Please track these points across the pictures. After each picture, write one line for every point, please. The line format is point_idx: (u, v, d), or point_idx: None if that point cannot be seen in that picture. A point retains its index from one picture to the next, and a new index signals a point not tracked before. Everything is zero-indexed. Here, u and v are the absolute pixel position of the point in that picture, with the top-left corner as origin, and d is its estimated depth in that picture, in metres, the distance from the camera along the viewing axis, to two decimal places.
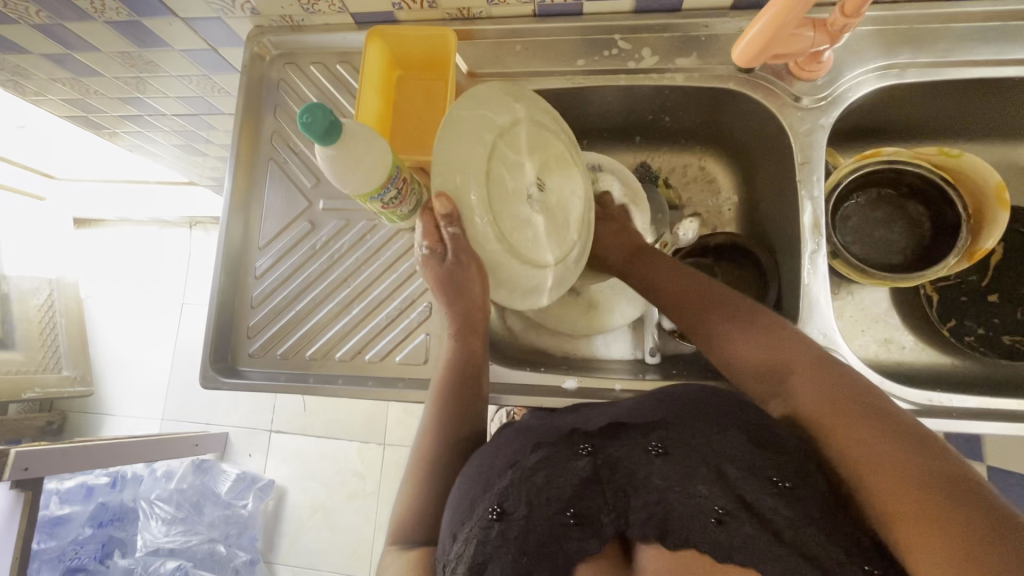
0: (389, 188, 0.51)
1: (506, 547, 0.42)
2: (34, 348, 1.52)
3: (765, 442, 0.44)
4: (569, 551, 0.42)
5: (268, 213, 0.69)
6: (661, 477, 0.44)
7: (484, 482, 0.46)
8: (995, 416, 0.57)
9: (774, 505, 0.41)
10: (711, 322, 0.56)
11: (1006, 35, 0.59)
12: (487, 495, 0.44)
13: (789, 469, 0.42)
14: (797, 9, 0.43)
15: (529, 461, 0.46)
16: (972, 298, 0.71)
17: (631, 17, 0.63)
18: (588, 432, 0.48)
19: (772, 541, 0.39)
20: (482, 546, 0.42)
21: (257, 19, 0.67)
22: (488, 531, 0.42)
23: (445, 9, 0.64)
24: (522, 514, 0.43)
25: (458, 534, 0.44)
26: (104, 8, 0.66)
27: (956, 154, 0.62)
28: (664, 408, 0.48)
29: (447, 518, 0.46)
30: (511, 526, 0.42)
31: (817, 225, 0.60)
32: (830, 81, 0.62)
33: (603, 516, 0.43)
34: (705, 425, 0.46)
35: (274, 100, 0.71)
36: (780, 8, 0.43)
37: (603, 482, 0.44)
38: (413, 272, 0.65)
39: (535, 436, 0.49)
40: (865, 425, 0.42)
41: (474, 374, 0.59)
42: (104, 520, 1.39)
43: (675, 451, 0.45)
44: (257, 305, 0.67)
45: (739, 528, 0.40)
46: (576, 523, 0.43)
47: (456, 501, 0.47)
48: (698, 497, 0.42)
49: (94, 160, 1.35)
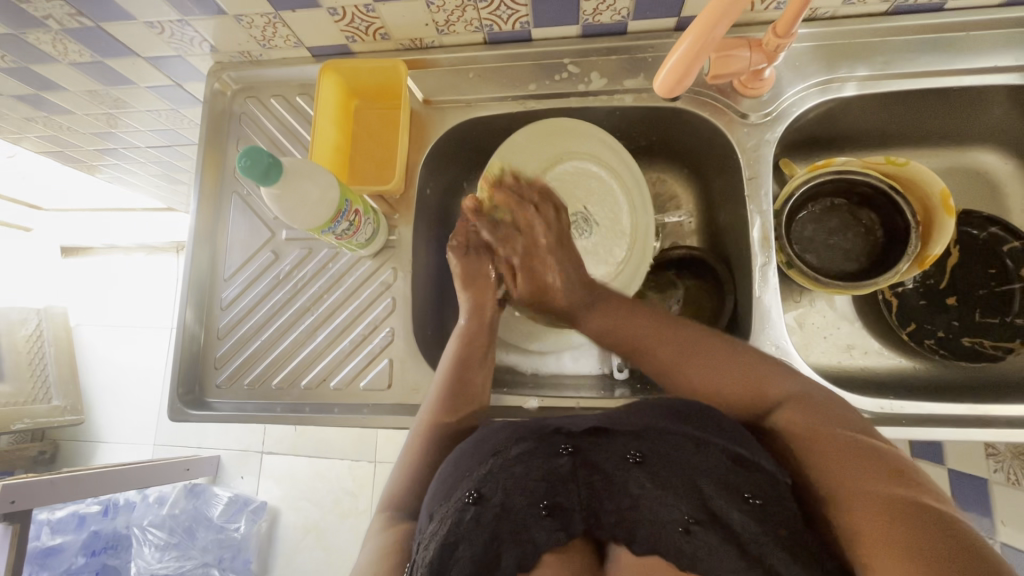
0: (340, 221, 0.55)
1: (480, 534, 0.43)
2: (24, 378, 1.53)
3: (743, 461, 0.44)
4: (537, 540, 0.43)
5: (232, 244, 0.70)
6: (634, 482, 0.45)
7: (465, 470, 0.48)
8: (950, 421, 0.58)
9: (742, 521, 0.41)
10: (660, 357, 0.55)
11: (942, 46, 0.61)
12: (465, 482, 0.46)
13: (762, 487, 0.43)
14: (719, 28, 0.43)
15: (512, 453, 0.47)
16: (930, 302, 0.71)
17: (579, 42, 0.64)
18: (571, 431, 0.49)
19: (736, 556, 0.40)
20: (455, 527, 0.43)
21: (216, 55, 0.69)
22: (463, 513, 0.44)
23: (398, 41, 0.65)
24: (498, 501, 0.45)
25: (435, 515, 0.46)
26: (67, 51, 0.68)
27: (901, 162, 0.64)
28: (646, 416, 0.49)
29: (428, 501, 0.49)
30: (487, 510, 0.44)
31: (766, 239, 0.62)
32: (774, 97, 0.63)
33: (576, 512, 0.45)
34: (683, 435, 0.46)
35: (236, 132, 0.72)
36: (702, 27, 0.42)
37: (577, 481, 0.46)
38: (375, 297, 0.66)
39: (523, 429, 0.50)
40: (839, 450, 0.41)
41: (479, 374, 0.62)
42: (97, 549, 1.40)
43: (655, 460, 0.46)
44: (222, 336, 0.68)
45: (704, 537, 0.41)
46: (547, 514, 0.44)
47: (437, 488, 0.49)
48: (669, 507, 0.43)
49: (76, 191, 1.37)
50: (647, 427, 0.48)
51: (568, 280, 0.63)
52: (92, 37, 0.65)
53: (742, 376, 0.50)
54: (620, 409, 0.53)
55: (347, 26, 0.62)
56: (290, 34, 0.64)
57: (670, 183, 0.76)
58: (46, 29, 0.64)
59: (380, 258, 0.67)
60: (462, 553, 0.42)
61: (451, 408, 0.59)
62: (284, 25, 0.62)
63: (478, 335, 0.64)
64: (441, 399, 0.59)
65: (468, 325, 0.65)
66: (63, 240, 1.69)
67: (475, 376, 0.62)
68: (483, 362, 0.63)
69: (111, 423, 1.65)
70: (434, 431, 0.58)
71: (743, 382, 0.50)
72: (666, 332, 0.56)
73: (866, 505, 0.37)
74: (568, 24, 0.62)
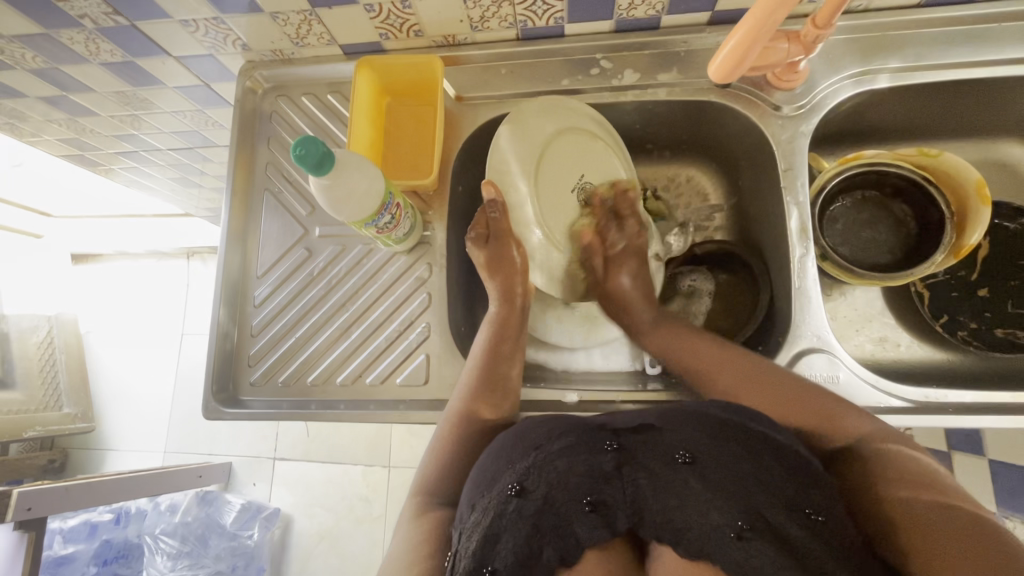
0: (384, 214, 0.55)
1: (522, 527, 0.44)
2: (34, 386, 1.51)
3: (798, 471, 0.44)
4: (579, 536, 0.44)
5: (265, 241, 0.70)
6: (684, 482, 0.44)
7: (506, 461, 0.48)
8: (997, 409, 0.57)
9: (801, 536, 0.40)
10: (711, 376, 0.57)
11: (974, 37, 0.61)
12: (508, 473, 0.47)
13: (817, 500, 0.42)
14: (772, 22, 0.44)
15: (554, 448, 0.47)
16: (964, 293, 0.71)
17: (612, 37, 0.65)
18: (618, 428, 0.49)
19: (791, 566, 0.39)
20: (498, 519, 0.44)
21: (248, 54, 0.69)
22: (505, 506, 0.45)
23: (431, 37, 0.65)
24: (541, 494, 0.45)
25: (476, 505, 0.46)
26: (98, 50, 0.68)
27: (934, 154, 0.63)
28: (691, 419, 0.47)
29: (467, 490, 0.49)
30: (528, 504, 0.45)
31: (804, 229, 0.62)
32: (808, 89, 0.64)
33: (620, 510, 0.45)
34: (734, 438, 0.45)
35: (267, 131, 0.73)
36: (756, 22, 0.44)
37: (622, 479, 0.46)
38: (410, 293, 0.66)
39: (566, 424, 0.50)
40: (896, 471, 0.44)
41: (512, 363, 0.61)
42: (108, 558, 1.39)
43: (705, 461, 0.45)
44: (256, 334, 0.68)
45: (758, 546, 0.40)
46: (591, 510, 0.45)
47: (476, 477, 0.49)
48: (718, 511, 0.42)
49: (90, 196, 1.37)
50: (696, 426, 0.47)
51: (638, 285, 0.68)
52: (125, 36, 0.65)
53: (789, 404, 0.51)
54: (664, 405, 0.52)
55: (381, 23, 0.62)
56: (324, 31, 0.64)
57: (698, 179, 0.77)
58: (79, 28, 0.64)
59: (414, 254, 0.67)
60: (504, 545, 0.44)
61: (488, 400, 0.59)
62: (319, 22, 0.63)
63: (506, 336, 0.63)
64: (471, 388, 0.58)
65: (499, 312, 0.64)
66: (74, 246, 1.69)
67: (509, 371, 0.60)
68: (511, 357, 0.62)
69: (121, 430, 1.64)
70: (462, 417, 0.58)
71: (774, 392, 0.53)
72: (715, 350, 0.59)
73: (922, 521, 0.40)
74: (602, 19, 0.62)
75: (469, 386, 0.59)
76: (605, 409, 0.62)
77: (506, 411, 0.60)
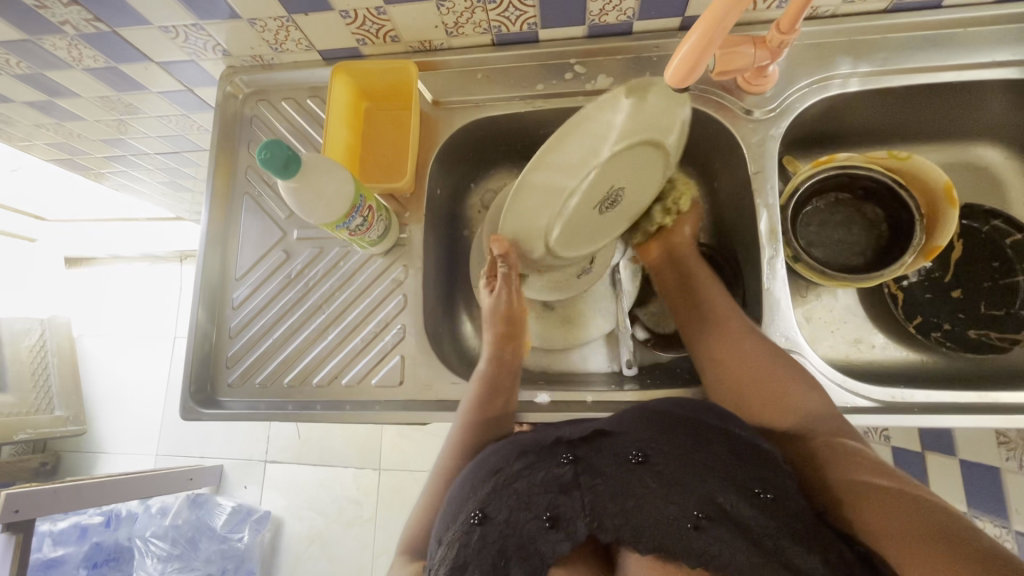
0: (355, 216, 0.56)
1: (488, 554, 0.42)
2: (26, 389, 1.51)
3: (744, 454, 0.45)
4: (543, 553, 0.42)
5: (244, 244, 0.71)
6: (640, 482, 0.44)
7: (469, 491, 0.48)
8: (964, 408, 0.57)
9: (752, 513, 0.41)
10: (714, 336, 0.60)
11: (941, 42, 0.62)
12: (471, 501, 0.46)
13: (769, 480, 0.44)
14: (710, 47, 0.46)
15: (513, 468, 0.47)
16: (935, 294, 0.72)
17: (586, 42, 0.66)
18: (570, 441, 0.49)
19: (750, 548, 0.40)
20: (465, 549, 0.43)
21: (229, 59, 0.70)
22: (470, 535, 0.43)
23: (408, 43, 0.67)
24: (505, 518, 0.44)
25: (442, 539, 0.45)
26: (81, 56, 0.69)
27: (905, 156, 0.64)
28: (645, 424, 0.48)
29: (437, 526, 0.48)
30: (494, 529, 0.43)
31: (774, 232, 0.63)
32: (778, 94, 0.65)
33: (580, 520, 0.44)
34: (684, 435, 0.46)
35: (248, 135, 0.73)
36: (695, 49, 0.46)
37: (580, 488, 0.45)
38: (386, 295, 0.67)
39: (521, 445, 0.50)
40: (841, 460, 0.46)
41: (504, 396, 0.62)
42: (98, 561, 1.39)
43: (657, 458, 0.45)
44: (233, 336, 0.68)
45: (717, 533, 0.41)
46: (551, 526, 0.43)
47: (446, 511, 0.48)
48: (674, 504, 0.43)
49: (83, 199, 1.38)
50: (647, 428, 0.48)
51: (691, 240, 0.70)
52: (107, 42, 0.66)
53: (764, 378, 0.54)
54: (619, 413, 0.53)
55: (358, 29, 0.63)
56: (301, 37, 0.65)
57: None
58: (61, 35, 0.65)
59: (390, 256, 0.68)
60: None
61: (480, 405, 0.60)
62: (296, 28, 0.64)
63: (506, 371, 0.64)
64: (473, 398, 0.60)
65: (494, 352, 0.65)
66: (67, 250, 1.70)
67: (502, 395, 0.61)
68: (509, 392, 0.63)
69: (113, 433, 1.64)
70: (474, 424, 0.59)
71: (765, 380, 0.54)
72: (730, 323, 0.60)
73: (878, 505, 0.41)
74: (574, 24, 0.63)
75: (470, 407, 0.60)
76: (578, 410, 0.62)
77: (502, 408, 0.61)
